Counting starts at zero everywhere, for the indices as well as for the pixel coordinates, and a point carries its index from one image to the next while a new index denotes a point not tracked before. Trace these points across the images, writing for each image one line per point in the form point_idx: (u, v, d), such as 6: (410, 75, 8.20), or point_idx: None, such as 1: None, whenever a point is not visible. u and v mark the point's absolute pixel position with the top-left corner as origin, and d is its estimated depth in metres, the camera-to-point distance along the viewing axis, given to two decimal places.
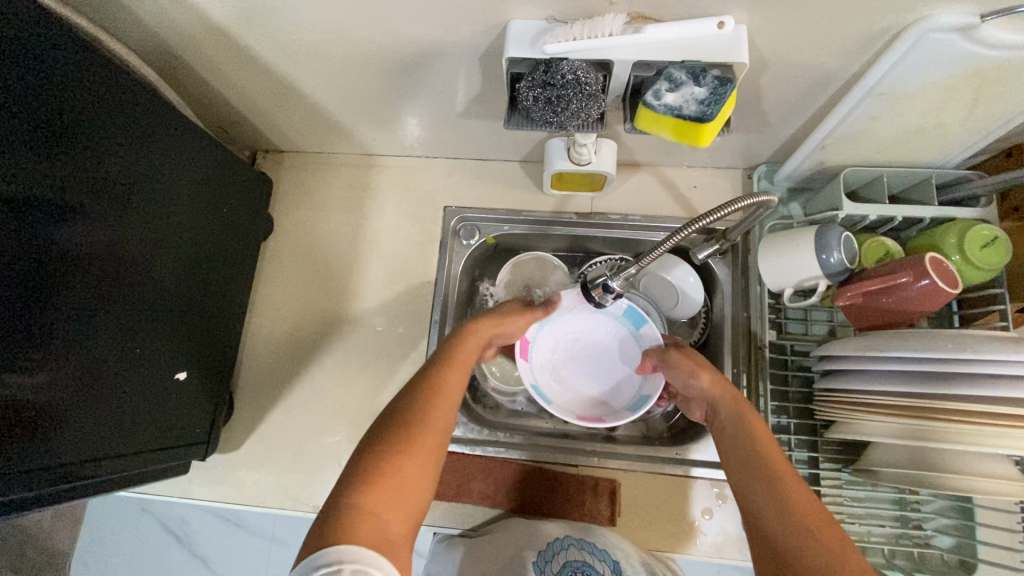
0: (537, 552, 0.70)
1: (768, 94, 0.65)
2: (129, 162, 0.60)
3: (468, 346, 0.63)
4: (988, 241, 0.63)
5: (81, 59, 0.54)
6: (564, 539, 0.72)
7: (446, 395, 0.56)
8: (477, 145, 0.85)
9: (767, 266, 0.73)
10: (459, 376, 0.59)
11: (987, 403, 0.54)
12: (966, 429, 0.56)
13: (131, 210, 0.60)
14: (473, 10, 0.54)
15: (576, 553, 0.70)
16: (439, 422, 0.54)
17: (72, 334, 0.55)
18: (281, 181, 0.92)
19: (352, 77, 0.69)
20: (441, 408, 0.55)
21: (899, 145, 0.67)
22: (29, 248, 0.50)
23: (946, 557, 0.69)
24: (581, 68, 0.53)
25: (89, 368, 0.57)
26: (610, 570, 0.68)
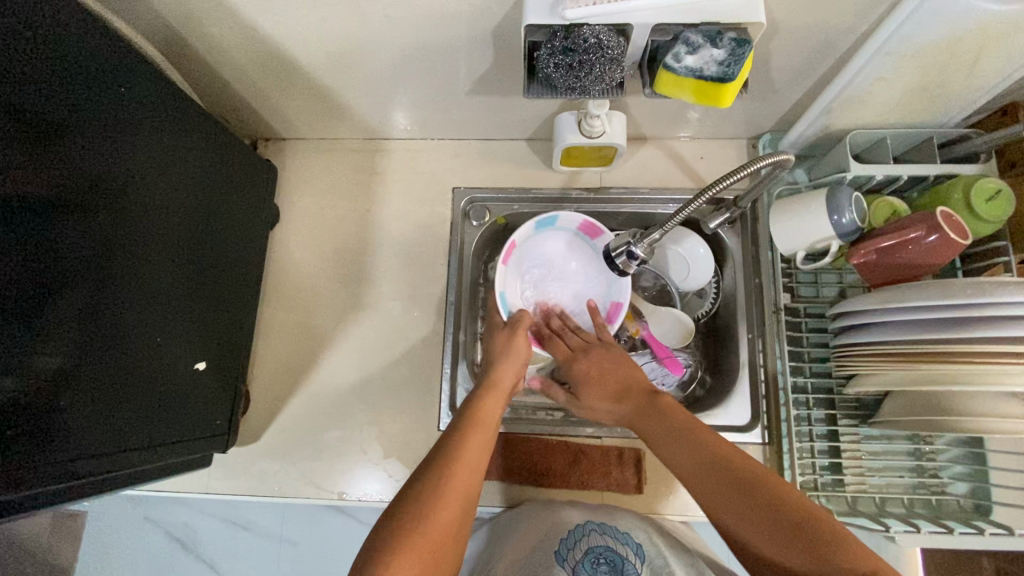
0: (557, 542, 0.67)
1: (777, 59, 0.66)
2: (124, 149, 0.57)
3: (490, 411, 0.66)
4: (993, 193, 0.65)
5: (67, 36, 0.51)
6: (585, 524, 0.69)
7: (472, 459, 0.59)
8: (484, 124, 0.84)
9: (778, 230, 0.74)
10: (482, 440, 0.62)
11: (1005, 343, 0.56)
12: (992, 370, 0.57)
13: (129, 203, 0.58)
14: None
15: (598, 539, 0.67)
16: (463, 489, 0.56)
17: (71, 322, 0.52)
18: (283, 170, 0.90)
19: (361, 57, 0.68)
20: (465, 476, 0.57)
21: (904, 105, 0.69)
22: (27, 240, 0.47)
23: (962, 503, 0.71)
24: (603, 31, 0.53)
25: (92, 361, 0.54)
26: (633, 552, 0.66)
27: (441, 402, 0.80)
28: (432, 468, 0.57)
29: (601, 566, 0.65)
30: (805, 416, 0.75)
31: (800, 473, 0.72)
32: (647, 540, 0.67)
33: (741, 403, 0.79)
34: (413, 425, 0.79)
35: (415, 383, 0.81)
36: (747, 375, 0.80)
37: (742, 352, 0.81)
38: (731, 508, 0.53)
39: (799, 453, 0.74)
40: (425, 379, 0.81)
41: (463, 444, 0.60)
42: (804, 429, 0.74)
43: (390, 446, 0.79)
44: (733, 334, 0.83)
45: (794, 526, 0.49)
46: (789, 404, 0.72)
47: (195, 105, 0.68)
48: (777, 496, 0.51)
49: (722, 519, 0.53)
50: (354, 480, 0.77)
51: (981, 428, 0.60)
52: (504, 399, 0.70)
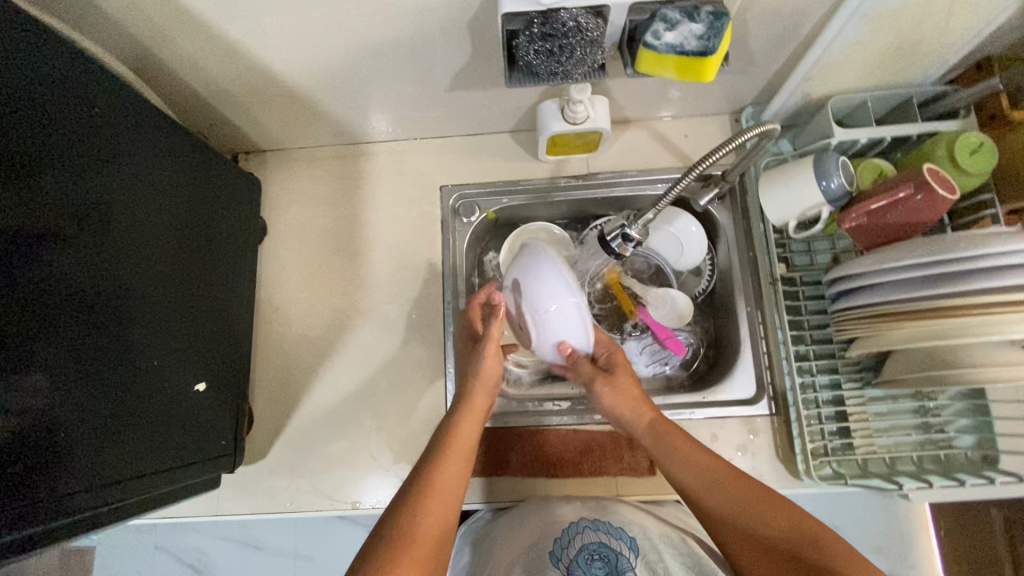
0: (551, 541, 0.66)
1: (755, 30, 0.66)
2: (99, 175, 0.55)
3: (465, 436, 0.64)
4: (976, 146, 0.66)
5: (26, 56, 0.49)
6: (577, 522, 0.68)
7: (442, 495, 0.58)
8: (467, 119, 0.83)
9: (770, 199, 0.74)
10: (455, 472, 0.60)
11: (1004, 292, 0.56)
12: (993, 318, 0.57)
13: (111, 230, 0.56)
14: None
15: (591, 535, 0.66)
16: (436, 529, 0.56)
17: (67, 360, 0.50)
18: (266, 182, 0.88)
19: (337, 60, 0.67)
20: (434, 517, 0.56)
21: (883, 67, 0.69)
22: (41, 308, 0.48)
23: (970, 455, 0.72)
24: (581, 14, 0.53)
25: (88, 394, 0.52)
26: (627, 547, 0.65)
27: (446, 402, 0.79)
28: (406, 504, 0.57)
29: (596, 562, 0.64)
30: (811, 383, 0.75)
31: (811, 441, 0.73)
32: (641, 535, 0.67)
33: (746, 377, 0.79)
34: (420, 428, 0.78)
35: (420, 385, 0.80)
36: (749, 348, 0.80)
37: (743, 326, 0.81)
38: (747, 517, 0.58)
39: (807, 420, 0.74)
40: (429, 380, 0.80)
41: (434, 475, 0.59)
42: (810, 396, 0.74)
43: (399, 450, 0.78)
44: (732, 309, 0.83)
45: (811, 537, 0.55)
46: (794, 373, 0.72)
47: (170, 122, 0.66)
48: (788, 512, 0.57)
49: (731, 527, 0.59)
50: (366, 488, 0.76)
51: (987, 377, 0.60)
52: (478, 425, 0.66)
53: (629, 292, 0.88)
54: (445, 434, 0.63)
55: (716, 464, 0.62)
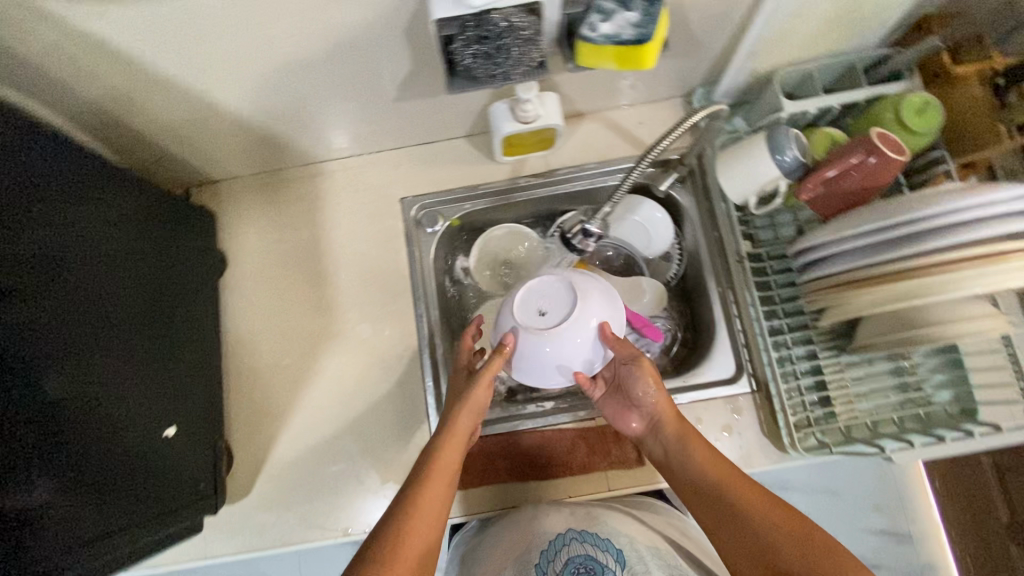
0: (538, 556, 0.69)
1: (693, 12, 0.65)
2: (40, 223, 0.52)
3: (452, 454, 0.62)
4: (922, 106, 0.67)
5: None
6: (566, 533, 0.70)
7: (427, 513, 0.58)
8: (419, 128, 0.82)
9: (726, 179, 0.74)
10: (440, 491, 0.60)
11: (958, 248, 0.57)
12: (954, 275, 0.58)
13: (61, 280, 0.53)
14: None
15: (577, 548, 0.68)
16: (419, 547, 0.56)
17: (36, 425, 0.47)
18: (221, 213, 0.86)
19: (278, 81, 0.66)
20: (416, 538, 0.56)
21: (823, 35, 0.70)
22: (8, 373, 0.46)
23: (949, 410, 0.72)
24: (513, 13, 0.52)
25: (61, 457, 0.49)
26: (614, 559, 0.68)
27: (429, 416, 0.78)
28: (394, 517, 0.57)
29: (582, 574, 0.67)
30: (787, 357, 0.75)
31: (793, 414, 0.73)
32: (628, 546, 0.69)
33: (725, 356, 0.80)
34: (406, 446, 0.77)
35: (400, 402, 0.79)
36: (724, 327, 0.81)
37: (716, 306, 0.82)
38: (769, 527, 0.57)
39: (788, 394, 0.74)
40: (408, 396, 0.79)
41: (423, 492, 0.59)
42: (789, 370, 0.75)
43: (386, 470, 0.76)
44: (704, 291, 0.84)
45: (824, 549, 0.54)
46: (769, 348, 0.73)
47: (109, 162, 0.64)
48: (806, 526, 0.56)
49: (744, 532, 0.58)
50: (359, 514, 0.75)
51: (955, 332, 0.61)
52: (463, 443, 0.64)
53: None
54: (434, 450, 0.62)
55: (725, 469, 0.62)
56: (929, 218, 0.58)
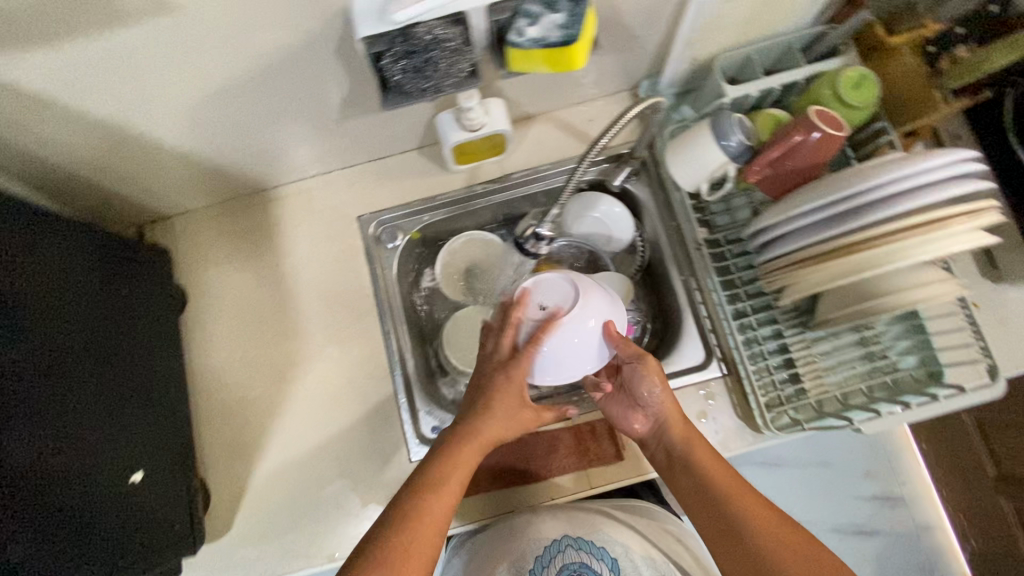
0: (534, 560, 0.74)
1: (625, 7, 0.65)
2: None
3: (465, 459, 0.62)
4: (858, 80, 0.68)
5: None
6: (560, 541, 0.75)
7: (434, 517, 0.58)
8: (368, 144, 0.81)
9: (676, 168, 0.74)
10: (448, 496, 0.60)
11: (899, 218, 0.59)
12: (903, 245, 0.59)
13: (7, 333, 0.51)
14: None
15: (573, 556, 0.74)
16: (425, 552, 0.57)
17: None
18: (176, 249, 0.84)
19: (215, 109, 0.65)
20: (422, 544, 0.57)
21: (757, 19, 0.70)
22: None
23: (916, 375, 0.73)
24: (437, 26, 0.53)
25: (19, 517, 0.48)
26: (608, 567, 0.75)
27: (405, 432, 0.77)
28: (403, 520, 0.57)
29: None
30: (754, 338, 0.76)
31: (764, 394, 0.74)
32: (623, 556, 0.75)
33: (693, 343, 0.80)
34: (385, 466, 0.76)
35: (375, 422, 0.78)
36: (690, 313, 0.82)
37: (680, 294, 0.82)
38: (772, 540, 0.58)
39: (758, 375, 0.75)
40: (383, 415, 0.78)
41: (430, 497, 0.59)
42: (757, 351, 0.75)
43: (367, 492, 0.76)
44: (668, 280, 0.84)
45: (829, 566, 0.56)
46: (733, 331, 0.73)
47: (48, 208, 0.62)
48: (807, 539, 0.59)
49: (748, 540, 0.59)
50: (343, 538, 0.74)
51: (907, 300, 0.62)
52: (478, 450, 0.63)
53: None
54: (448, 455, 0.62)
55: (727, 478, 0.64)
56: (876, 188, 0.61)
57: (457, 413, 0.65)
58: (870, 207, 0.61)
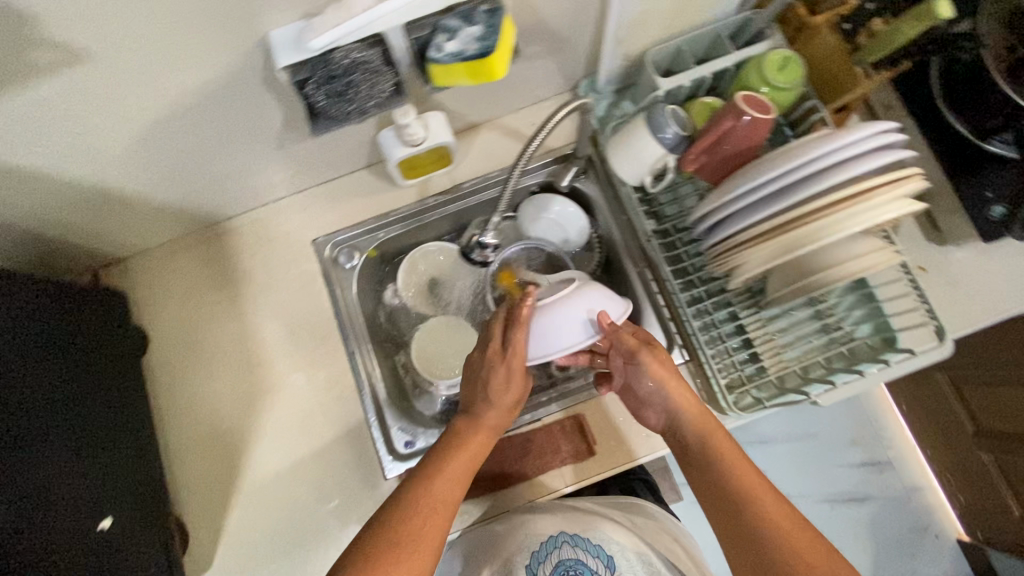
0: (529, 556, 0.75)
1: (548, 11, 0.67)
2: None
3: (471, 449, 0.67)
4: (783, 62, 0.70)
5: None
6: (557, 537, 0.75)
7: (442, 496, 0.63)
8: (315, 168, 0.82)
9: (619, 164, 0.75)
10: (455, 482, 0.64)
11: (832, 184, 0.61)
12: (838, 216, 0.61)
13: None
14: (220, 23, 0.52)
15: (569, 552, 0.75)
16: (434, 529, 0.61)
17: None
18: (133, 290, 0.84)
19: (152, 148, 0.65)
20: (430, 524, 0.61)
21: (681, 11, 0.72)
22: None
23: (872, 342, 0.75)
24: (354, 49, 0.54)
25: None
26: (603, 564, 0.75)
27: (378, 451, 0.78)
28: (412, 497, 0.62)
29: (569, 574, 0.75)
30: (711, 322, 0.77)
31: (726, 376, 0.75)
32: (619, 554, 0.76)
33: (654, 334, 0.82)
34: (361, 486, 0.77)
35: (348, 442, 0.78)
36: (648, 304, 0.83)
37: (637, 287, 0.84)
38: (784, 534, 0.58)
39: (718, 358, 0.76)
40: (354, 435, 0.79)
41: (438, 477, 0.64)
42: (715, 334, 0.77)
43: (345, 513, 0.76)
44: (625, 274, 0.86)
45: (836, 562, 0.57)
46: (689, 317, 0.74)
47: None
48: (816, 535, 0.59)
49: (762, 534, 0.59)
50: (325, 561, 0.74)
51: (845, 273, 0.64)
52: (484, 438, 0.68)
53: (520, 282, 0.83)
54: (456, 442, 0.66)
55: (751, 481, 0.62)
56: (809, 163, 0.63)
57: (465, 403, 0.70)
58: (800, 184, 0.63)
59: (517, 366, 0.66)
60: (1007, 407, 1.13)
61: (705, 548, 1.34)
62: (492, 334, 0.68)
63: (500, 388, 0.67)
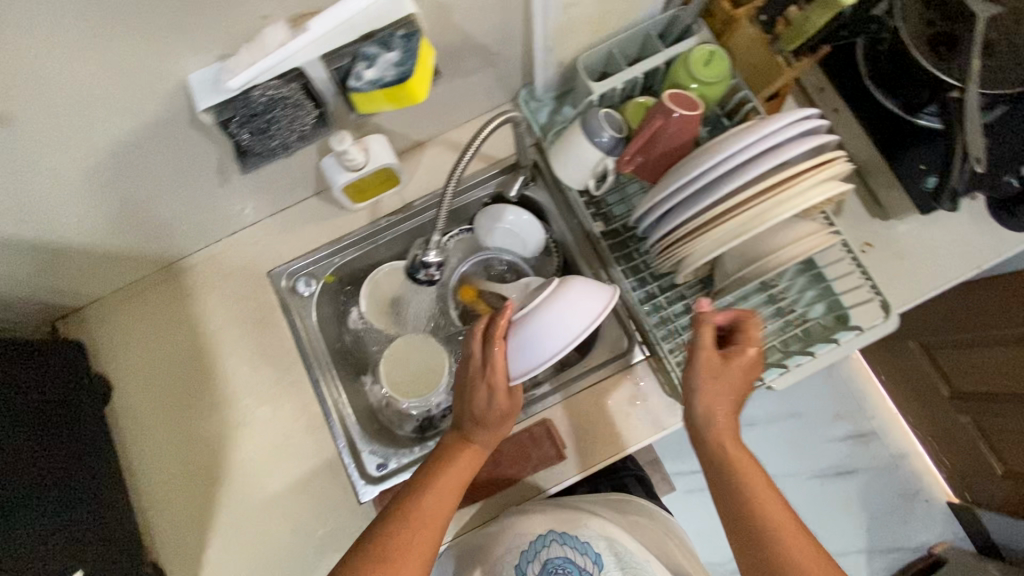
0: (518, 556, 0.77)
1: (472, 28, 0.67)
2: None
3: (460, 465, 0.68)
4: (708, 57, 0.71)
5: None
6: (547, 536, 0.77)
7: (430, 514, 0.65)
8: (262, 200, 0.82)
9: (561, 170, 0.76)
10: (444, 498, 0.66)
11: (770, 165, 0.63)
12: (775, 201, 0.63)
13: None
14: (135, 71, 0.52)
15: (558, 550, 0.77)
16: (422, 546, 0.63)
17: None
18: (90, 339, 0.84)
19: (90, 198, 0.65)
20: (417, 543, 0.63)
21: (606, 16, 0.73)
22: None
23: (826, 321, 0.76)
24: (272, 86, 0.55)
25: None
26: (590, 560, 0.78)
27: (351, 476, 0.78)
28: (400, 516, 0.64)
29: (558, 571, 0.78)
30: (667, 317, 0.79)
31: None
32: (605, 549, 0.79)
33: None
34: (336, 513, 0.77)
35: (320, 471, 0.79)
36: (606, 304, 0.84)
37: None
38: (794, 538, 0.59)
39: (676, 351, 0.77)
40: (326, 463, 0.79)
41: (427, 495, 0.65)
42: (671, 328, 0.78)
43: (322, 542, 0.76)
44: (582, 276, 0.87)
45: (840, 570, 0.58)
46: (644, 314, 0.76)
47: None
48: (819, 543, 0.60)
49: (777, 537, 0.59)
50: None
51: (781, 260, 0.65)
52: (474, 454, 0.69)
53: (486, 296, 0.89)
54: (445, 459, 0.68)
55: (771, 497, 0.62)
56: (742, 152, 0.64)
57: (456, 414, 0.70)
58: (731, 175, 0.64)
59: (496, 382, 0.64)
60: (978, 369, 1.15)
61: (698, 538, 1.34)
62: (472, 350, 0.67)
63: (483, 402, 0.66)
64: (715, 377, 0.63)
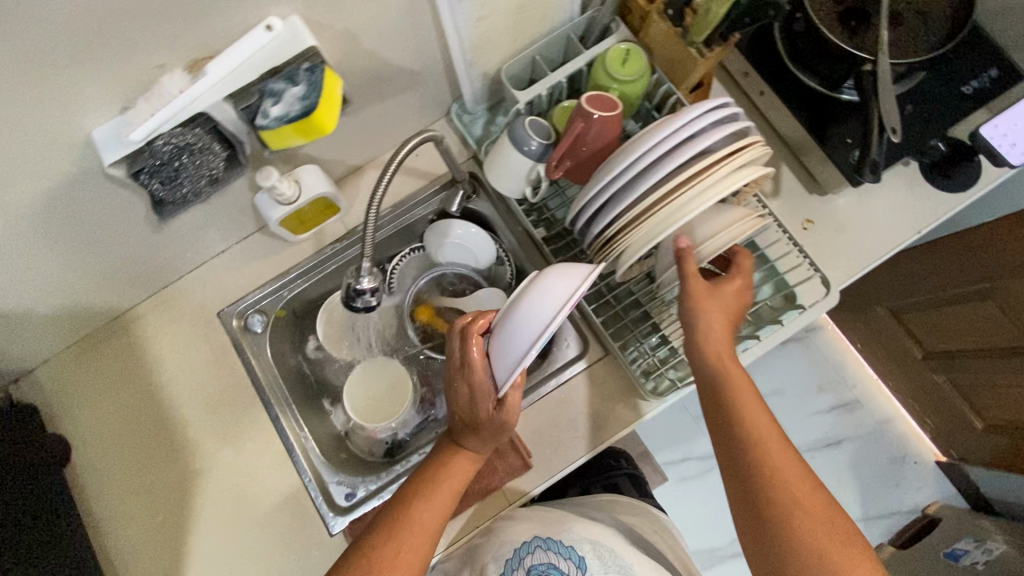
0: (502, 564, 0.76)
1: (385, 52, 0.67)
2: None
3: (454, 472, 0.67)
4: (625, 56, 0.72)
5: None
6: (530, 542, 0.77)
7: (421, 519, 0.63)
8: (203, 242, 0.82)
9: (496, 180, 0.76)
10: (438, 506, 0.65)
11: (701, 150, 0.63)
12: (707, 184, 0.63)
13: None
14: (36, 135, 0.51)
15: (541, 555, 0.76)
16: (414, 552, 0.61)
17: None
18: (45, 400, 0.82)
19: (17, 263, 0.65)
20: (410, 549, 0.61)
21: (521, 25, 0.73)
22: None
23: (775, 302, 0.76)
24: (177, 134, 0.55)
25: None
26: (575, 565, 0.75)
27: (319, 509, 0.77)
28: (393, 522, 0.62)
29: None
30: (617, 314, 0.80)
31: (639, 363, 0.77)
32: (590, 552, 0.76)
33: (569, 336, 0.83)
34: (307, 547, 0.76)
35: (288, 507, 0.78)
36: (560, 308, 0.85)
37: None
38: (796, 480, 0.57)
39: (629, 348, 0.78)
40: (293, 498, 0.78)
41: (421, 500, 0.64)
42: (621, 326, 0.79)
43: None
44: None
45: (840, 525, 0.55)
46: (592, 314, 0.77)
47: None
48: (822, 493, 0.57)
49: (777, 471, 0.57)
50: None
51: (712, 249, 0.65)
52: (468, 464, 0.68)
53: (446, 313, 0.91)
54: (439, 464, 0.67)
55: (772, 431, 0.59)
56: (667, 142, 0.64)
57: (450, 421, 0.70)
58: (654, 167, 0.64)
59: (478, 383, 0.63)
60: (944, 328, 1.16)
61: (692, 526, 1.35)
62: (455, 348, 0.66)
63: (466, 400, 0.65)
64: (709, 294, 0.64)
